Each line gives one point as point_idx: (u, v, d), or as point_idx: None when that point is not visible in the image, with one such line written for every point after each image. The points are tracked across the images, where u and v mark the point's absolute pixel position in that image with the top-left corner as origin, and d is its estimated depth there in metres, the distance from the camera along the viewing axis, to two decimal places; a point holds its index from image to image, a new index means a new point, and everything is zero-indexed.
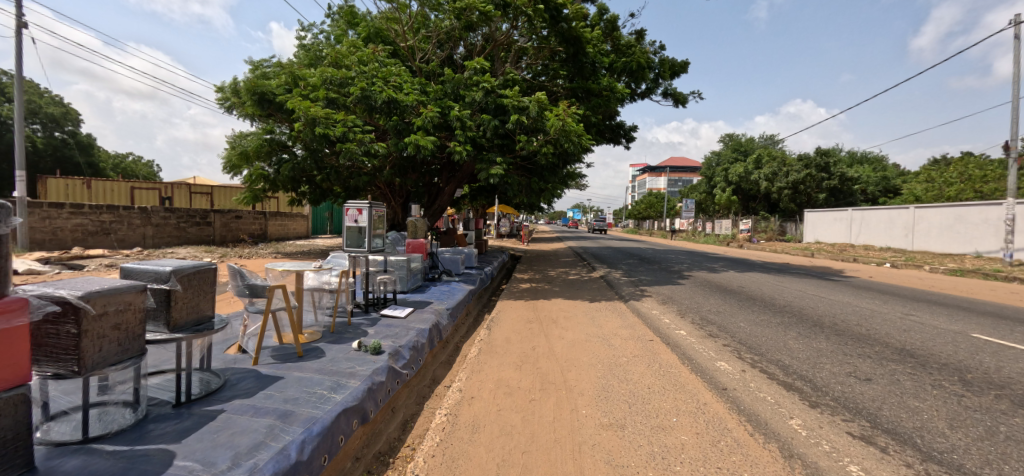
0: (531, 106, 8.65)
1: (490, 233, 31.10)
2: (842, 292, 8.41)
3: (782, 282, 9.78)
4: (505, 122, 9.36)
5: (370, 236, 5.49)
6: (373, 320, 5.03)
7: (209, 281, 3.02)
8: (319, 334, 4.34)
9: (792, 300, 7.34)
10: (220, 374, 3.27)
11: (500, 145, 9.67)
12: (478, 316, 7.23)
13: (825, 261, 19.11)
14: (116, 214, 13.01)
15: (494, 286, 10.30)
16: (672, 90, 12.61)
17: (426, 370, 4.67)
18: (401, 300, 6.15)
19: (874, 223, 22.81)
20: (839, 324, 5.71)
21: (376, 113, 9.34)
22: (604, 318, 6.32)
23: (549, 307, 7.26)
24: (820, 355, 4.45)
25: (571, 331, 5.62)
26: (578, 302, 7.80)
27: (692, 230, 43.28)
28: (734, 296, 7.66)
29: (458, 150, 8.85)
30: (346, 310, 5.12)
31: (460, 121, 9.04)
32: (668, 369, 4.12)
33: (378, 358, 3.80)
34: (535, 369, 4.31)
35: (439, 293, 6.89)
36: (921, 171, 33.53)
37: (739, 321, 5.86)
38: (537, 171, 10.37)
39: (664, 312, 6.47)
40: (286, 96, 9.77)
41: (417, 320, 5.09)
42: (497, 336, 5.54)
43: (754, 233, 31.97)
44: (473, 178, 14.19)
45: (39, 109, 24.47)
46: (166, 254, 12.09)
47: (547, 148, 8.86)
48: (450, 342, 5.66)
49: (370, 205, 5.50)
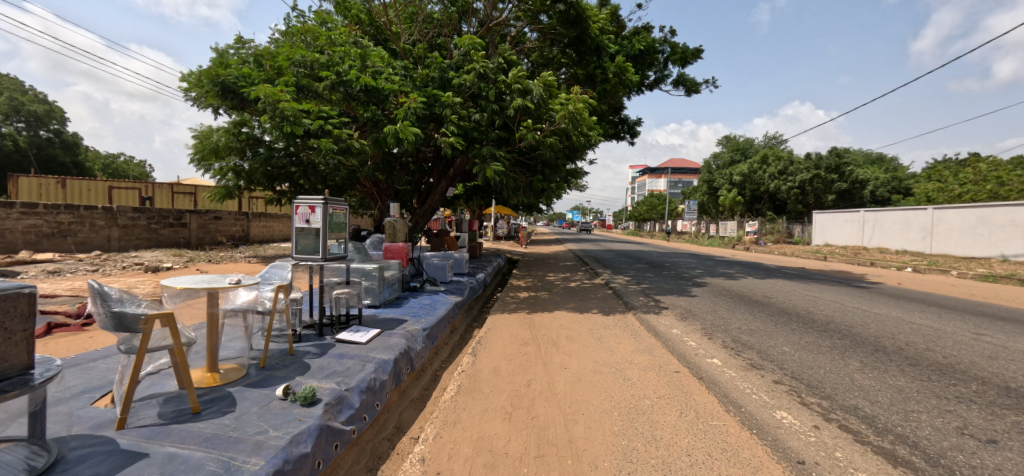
0: (536, 89, 7.58)
1: (487, 235, 30.04)
2: (887, 304, 7.30)
3: (811, 291, 8.69)
4: (503, 109, 8.25)
5: (325, 240, 4.37)
6: (324, 347, 3.95)
7: (20, 313, 1.97)
8: (240, 375, 3.27)
9: (834, 315, 6.24)
10: (52, 450, 2.14)
11: (497, 137, 8.61)
12: (464, 335, 6.15)
13: (840, 264, 18.05)
14: (76, 215, 11.94)
15: (487, 295, 9.23)
16: (684, 77, 11.59)
17: (388, 415, 3.58)
18: (369, 318, 5.07)
19: (889, 224, 21.79)
20: (906, 350, 4.62)
21: (355, 103, 8.23)
22: (614, 338, 5.22)
23: (549, 322, 6.18)
24: (908, 400, 3.36)
25: (575, 358, 4.54)
26: (582, 315, 6.71)
27: (696, 232, 42.15)
28: (764, 310, 6.59)
29: (451, 142, 7.76)
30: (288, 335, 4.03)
31: (453, 108, 7.95)
32: (710, 421, 3.04)
33: (308, 413, 2.70)
34: (531, 419, 3.22)
35: (417, 307, 5.82)
36: (933, 171, 32.44)
37: (782, 344, 4.78)
38: (538, 167, 9.27)
39: (687, 331, 5.37)
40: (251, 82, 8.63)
41: (381, 347, 3.99)
42: (481, 364, 4.46)
43: (761, 236, 30.92)
44: (468, 178, 13.08)
45: (22, 106, 23.29)
46: (127, 258, 11.02)
47: (554, 139, 7.85)
48: (427, 371, 4.57)
49: (326, 201, 4.35)
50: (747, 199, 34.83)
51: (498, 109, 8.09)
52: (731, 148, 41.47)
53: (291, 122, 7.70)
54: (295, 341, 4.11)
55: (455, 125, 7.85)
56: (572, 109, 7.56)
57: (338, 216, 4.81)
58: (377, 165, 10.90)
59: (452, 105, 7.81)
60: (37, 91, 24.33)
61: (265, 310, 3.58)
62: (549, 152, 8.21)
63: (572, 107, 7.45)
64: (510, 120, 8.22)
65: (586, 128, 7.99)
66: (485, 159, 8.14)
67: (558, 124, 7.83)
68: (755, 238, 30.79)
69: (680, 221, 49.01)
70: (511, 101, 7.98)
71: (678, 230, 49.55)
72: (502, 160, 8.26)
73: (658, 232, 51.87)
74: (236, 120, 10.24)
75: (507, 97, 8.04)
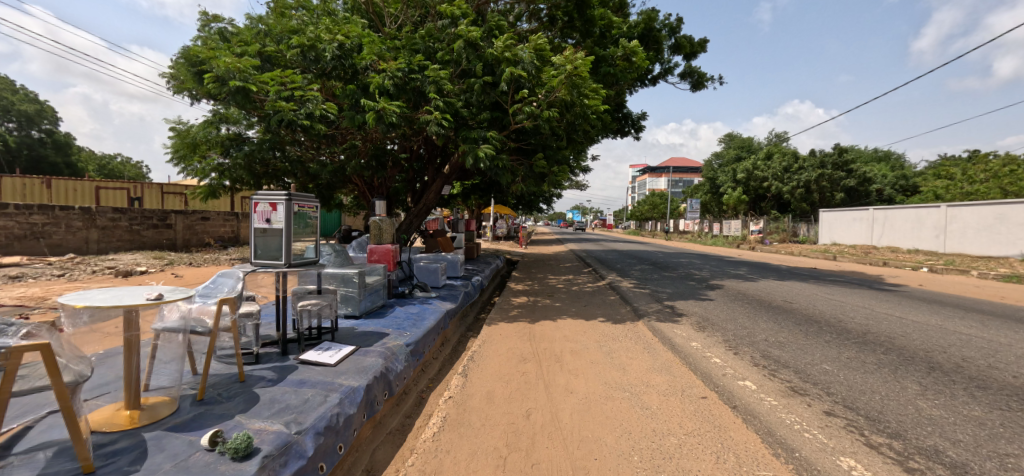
0: (525, 56, 7.12)
1: (487, 235, 29.37)
2: (920, 310, 6.68)
3: (833, 294, 8.03)
4: (496, 86, 7.74)
5: (288, 242, 3.70)
6: (284, 371, 3.30)
7: None
8: (166, 415, 2.62)
9: (870, 325, 5.58)
10: None
11: (491, 118, 8.06)
12: (456, 347, 5.51)
13: (851, 264, 17.43)
14: (51, 216, 11.36)
15: (483, 300, 8.61)
16: (692, 68, 10.92)
17: (358, 455, 2.95)
18: (345, 332, 4.42)
19: (899, 222, 21.15)
20: (968, 369, 3.97)
21: (332, 79, 7.96)
22: (626, 352, 4.59)
23: (551, 332, 5.55)
24: (997, 438, 2.74)
25: (582, 378, 3.92)
26: (587, 324, 6.08)
27: (700, 231, 41.52)
28: (789, 318, 5.96)
29: (436, 121, 7.18)
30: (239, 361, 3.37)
31: (438, 82, 7.35)
32: (755, 469, 2.42)
33: (241, 469, 2.07)
34: (529, 462, 2.62)
35: (404, 316, 5.21)
36: (941, 168, 31.80)
37: (821, 362, 4.14)
38: (536, 150, 8.70)
39: (708, 344, 4.71)
40: (208, 56, 7.75)
41: (352, 371, 3.35)
42: (471, 387, 3.82)
43: (766, 235, 30.28)
44: (464, 173, 12.43)
45: (11, 106, 22.60)
46: (103, 261, 10.40)
47: (551, 111, 7.27)
48: (409, 396, 3.94)
49: (289, 198, 3.72)
50: (751, 198, 34.21)
51: (489, 84, 7.59)
52: (736, 147, 40.86)
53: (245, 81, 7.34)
54: (252, 363, 3.46)
55: (439, 101, 7.26)
56: (573, 74, 6.99)
57: (307, 215, 4.17)
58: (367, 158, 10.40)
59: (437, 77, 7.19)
60: (28, 90, 23.72)
61: (205, 330, 2.91)
62: (547, 130, 7.62)
63: (571, 68, 6.85)
64: (504, 97, 7.66)
65: (586, 101, 7.41)
66: (475, 141, 7.56)
67: (553, 96, 7.29)
68: (760, 237, 30.12)
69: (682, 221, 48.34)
70: (501, 74, 7.48)
71: (681, 229, 48.93)
72: (495, 142, 7.66)
73: (661, 231, 51.23)
74: (223, 115, 9.41)
75: (498, 70, 7.54)
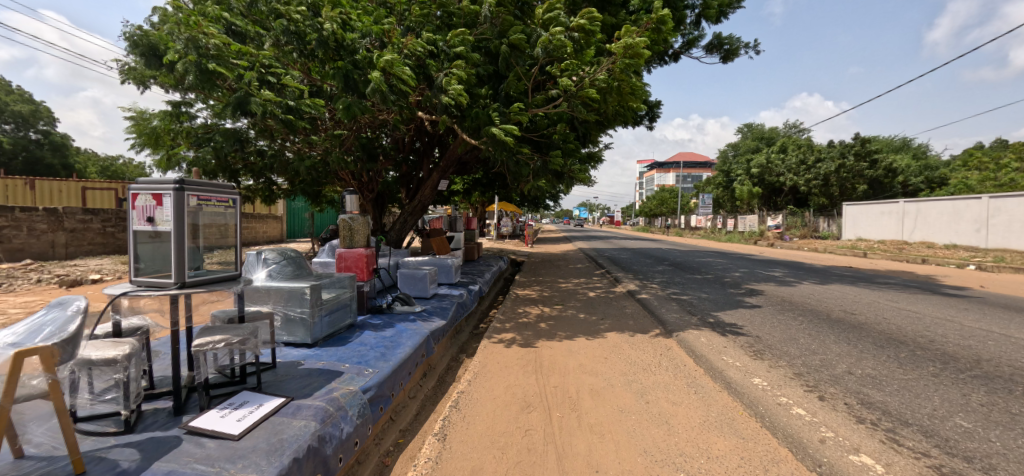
0: (573, 23, 5.61)
1: (492, 234, 28.11)
2: (1020, 323, 5.40)
3: (896, 301, 6.76)
4: (519, 70, 6.22)
5: (179, 254, 2.54)
6: (153, 454, 2.16)
7: None
8: None
9: (975, 348, 4.32)
10: None
11: (498, 94, 6.53)
12: (439, 381, 4.33)
13: (887, 262, 16.03)
14: (11, 218, 10.25)
15: (480, 310, 7.44)
16: (720, 38, 9.62)
17: None
18: (282, 371, 3.26)
19: (935, 216, 19.63)
20: None
21: (314, 64, 5.72)
22: (666, 394, 3.39)
23: (563, 359, 4.35)
24: None
25: (614, 444, 2.70)
26: (606, 344, 4.87)
27: (713, 226, 39.86)
28: (863, 337, 4.73)
29: (455, 87, 5.39)
30: (90, 444, 2.27)
31: (457, 46, 5.67)
32: None
33: None
34: None
35: (374, 342, 4.01)
36: (972, 157, 30.03)
37: (951, 414, 2.91)
38: (551, 143, 7.26)
39: (777, 381, 3.47)
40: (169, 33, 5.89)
41: (257, 450, 2.18)
42: (448, 462, 2.61)
43: (786, 230, 28.61)
44: (463, 168, 11.20)
45: (5, 107, 21.65)
46: (63, 268, 9.35)
47: (592, 93, 5.84)
48: (362, 469, 2.77)
49: (180, 187, 2.55)
50: (768, 191, 32.59)
51: (518, 48, 5.99)
52: (753, 139, 39.02)
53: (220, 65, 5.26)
54: (119, 437, 2.36)
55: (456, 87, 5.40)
56: (623, 51, 5.57)
57: (219, 213, 3.01)
58: (356, 153, 9.04)
59: (458, 38, 5.53)
60: (23, 91, 22.80)
61: None
62: (580, 113, 6.38)
63: (621, 43, 5.43)
64: (523, 74, 6.32)
65: (633, 90, 6.04)
66: (494, 118, 6.02)
67: (597, 73, 6.02)
68: (779, 233, 28.61)
69: (693, 217, 46.74)
70: (516, 47, 6.02)
71: (692, 224, 47.21)
72: (519, 121, 6.22)
73: (670, 227, 49.59)
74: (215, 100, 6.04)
75: (513, 50, 6.06)
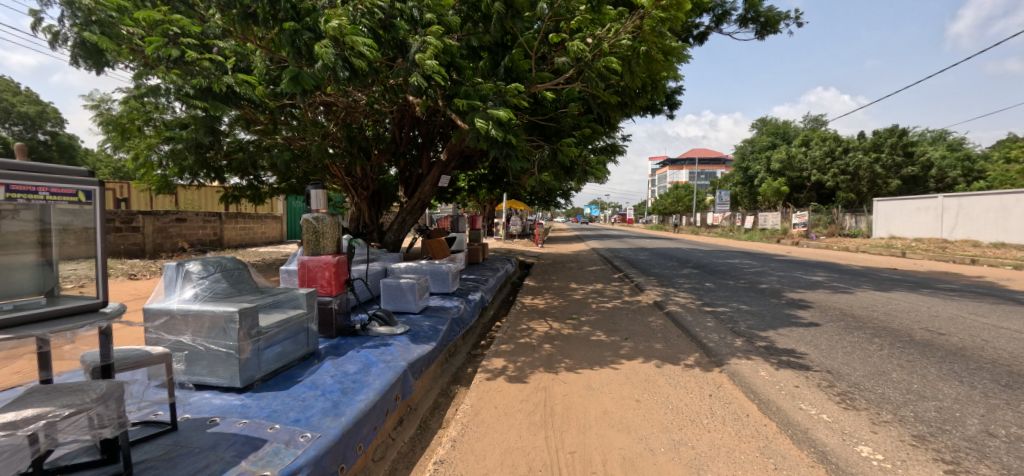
0: None
1: (501, 234, 27.00)
2: None
3: (983, 315, 5.56)
4: (520, 32, 5.13)
5: None
6: None
7: None
8: None
9: None
10: None
11: (499, 69, 5.52)
12: (417, 431, 3.31)
13: (932, 263, 14.57)
14: None
15: (481, 325, 6.42)
16: (755, 10, 8.46)
17: None
18: (178, 438, 2.27)
19: (979, 211, 18.08)
20: None
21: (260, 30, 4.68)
22: (733, 470, 2.34)
23: (580, 402, 3.31)
24: None
25: None
26: (635, 377, 3.80)
27: (732, 224, 38.23)
28: (974, 370, 3.63)
29: (430, 63, 4.42)
30: None
31: (434, 10, 4.66)
32: None
33: None
34: None
35: (329, 383, 3.01)
36: (1012, 150, 28.04)
37: None
38: (560, 129, 6.36)
39: (895, 453, 2.40)
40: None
41: None
42: None
43: (812, 228, 27.01)
44: (467, 162, 10.17)
45: (12, 108, 20.82)
46: None
47: (613, 58, 4.80)
48: None
49: None
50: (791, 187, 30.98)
51: (516, 7, 4.90)
52: (768, 134, 37.29)
53: (104, 33, 4.84)
54: None
55: (432, 60, 4.37)
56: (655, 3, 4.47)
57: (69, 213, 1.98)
58: (345, 145, 7.97)
59: None
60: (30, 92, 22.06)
61: None
62: (597, 89, 5.33)
63: None
64: (528, 45, 5.26)
65: (666, 55, 4.95)
66: (484, 101, 5.04)
67: (620, 36, 4.97)
68: (805, 231, 27.04)
69: (710, 215, 44.99)
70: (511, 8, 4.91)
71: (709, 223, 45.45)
72: (517, 104, 5.21)
73: (686, 225, 47.95)
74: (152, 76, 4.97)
75: (511, 13, 4.94)
